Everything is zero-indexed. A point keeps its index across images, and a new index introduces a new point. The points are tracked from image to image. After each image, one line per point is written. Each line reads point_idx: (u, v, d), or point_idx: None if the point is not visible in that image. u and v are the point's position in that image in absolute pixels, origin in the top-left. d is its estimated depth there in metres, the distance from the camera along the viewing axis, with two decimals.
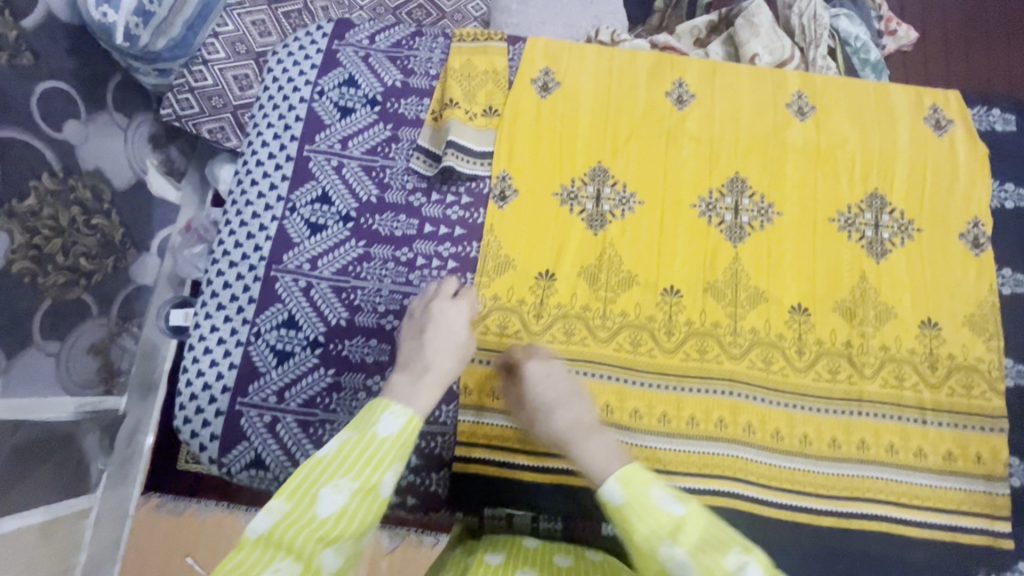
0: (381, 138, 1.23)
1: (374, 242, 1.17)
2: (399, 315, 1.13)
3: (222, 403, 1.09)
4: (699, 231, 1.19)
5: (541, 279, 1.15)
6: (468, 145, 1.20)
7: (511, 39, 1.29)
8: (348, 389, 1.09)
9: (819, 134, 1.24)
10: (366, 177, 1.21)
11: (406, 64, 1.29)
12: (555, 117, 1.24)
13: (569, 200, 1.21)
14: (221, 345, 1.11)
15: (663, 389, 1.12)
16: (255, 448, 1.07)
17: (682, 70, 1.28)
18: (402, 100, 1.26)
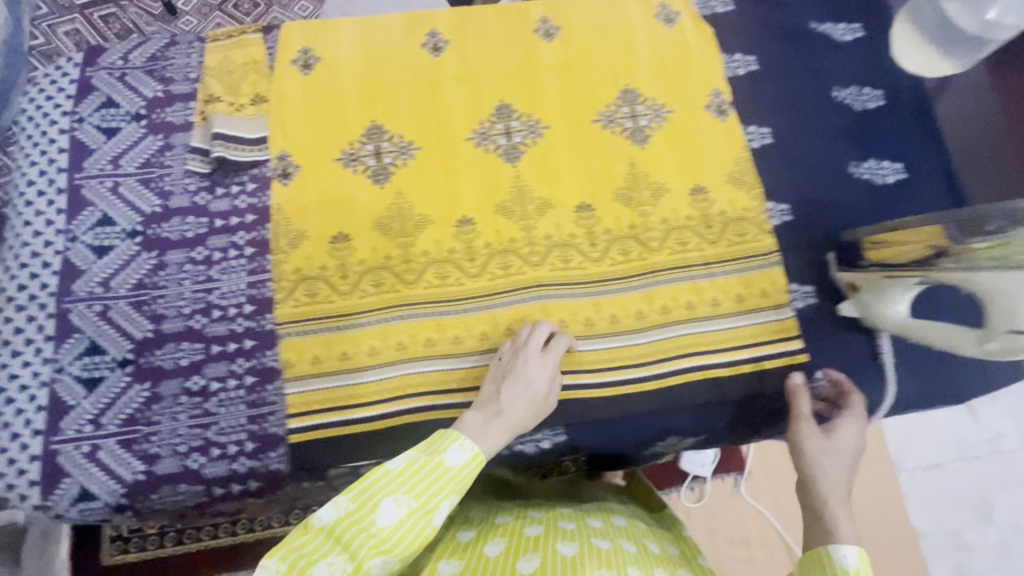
0: (154, 149, 0.96)
1: (166, 250, 0.92)
2: (208, 311, 0.90)
3: (34, 471, 0.82)
4: (674, 136, 0.99)
5: (462, 226, 0.94)
6: (237, 135, 0.96)
7: (268, 27, 1.03)
8: (169, 397, 0.86)
9: (738, 18, 1.06)
10: (146, 189, 0.95)
11: (164, 74, 1.00)
12: (372, 74, 1.00)
13: (354, 158, 0.97)
14: (16, 416, 0.84)
15: (756, 267, 0.94)
16: (79, 480, 0.82)
17: (531, 10, 1.06)
18: (167, 109, 0.98)
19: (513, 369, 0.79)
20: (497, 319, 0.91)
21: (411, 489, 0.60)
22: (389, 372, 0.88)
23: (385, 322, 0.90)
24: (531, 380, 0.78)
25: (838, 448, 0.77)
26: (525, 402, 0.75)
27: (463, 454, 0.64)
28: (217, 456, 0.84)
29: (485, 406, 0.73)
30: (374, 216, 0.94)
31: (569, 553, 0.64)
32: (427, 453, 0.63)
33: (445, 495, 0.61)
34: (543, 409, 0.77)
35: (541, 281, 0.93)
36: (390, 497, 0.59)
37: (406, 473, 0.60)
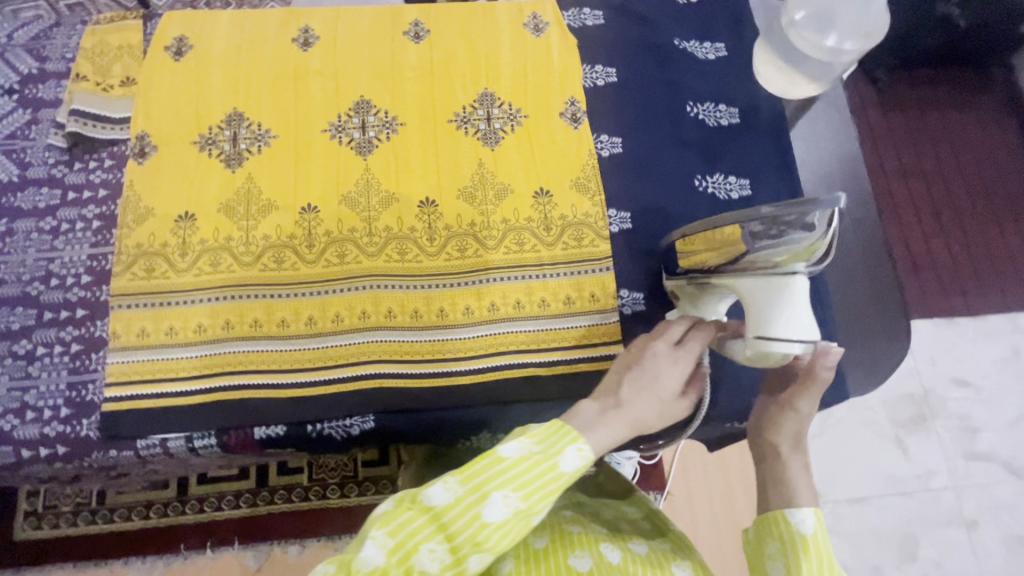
0: (21, 123, 1.00)
1: (16, 217, 0.95)
2: (47, 279, 0.93)
3: None
4: (525, 139, 1.02)
5: (306, 213, 0.97)
6: (98, 115, 1.00)
7: (148, 15, 1.07)
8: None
9: (605, 32, 1.10)
10: (7, 160, 0.98)
11: (42, 53, 1.04)
12: (240, 63, 1.04)
13: (210, 142, 1.00)
14: None
15: (589, 273, 0.95)
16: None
17: (407, 13, 1.10)
18: (40, 85, 1.03)
19: (638, 361, 0.76)
20: (326, 305, 0.93)
21: (520, 487, 0.61)
22: (212, 349, 0.90)
23: (215, 301, 0.92)
24: (657, 375, 0.75)
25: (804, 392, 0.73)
26: (655, 397, 0.73)
27: (577, 461, 0.64)
28: (31, 418, 0.86)
29: (601, 399, 0.72)
30: (220, 200, 0.97)
31: (539, 544, 0.76)
32: (541, 451, 0.63)
33: (549, 497, 0.62)
34: (671, 408, 0.75)
35: (375, 271, 0.95)
36: (499, 494, 0.60)
37: (518, 467, 0.61)
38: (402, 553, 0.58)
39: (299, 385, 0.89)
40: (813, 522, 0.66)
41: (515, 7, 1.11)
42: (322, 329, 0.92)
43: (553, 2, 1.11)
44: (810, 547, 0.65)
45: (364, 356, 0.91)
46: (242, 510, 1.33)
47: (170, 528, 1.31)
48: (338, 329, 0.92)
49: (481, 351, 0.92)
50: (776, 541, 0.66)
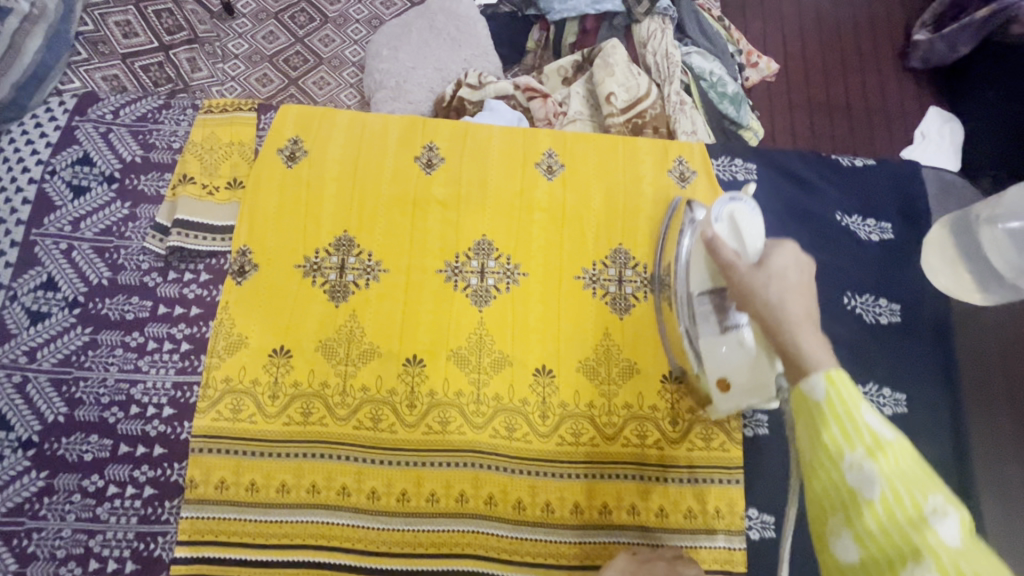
0: (118, 218, 0.93)
1: (101, 328, 0.88)
2: (126, 406, 0.85)
3: None
4: (656, 311, 0.92)
5: (411, 365, 0.88)
6: (200, 224, 0.92)
7: (263, 108, 0.99)
8: (63, 492, 0.81)
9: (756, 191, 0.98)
10: (99, 259, 0.91)
11: (148, 138, 0.97)
12: (356, 177, 0.95)
13: (316, 268, 0.91)
14: None
15: (716, 484, 0.85)
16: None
17: (540, 139, 1.00)
18: (142, 176, 0.95)
19: (647, 573, 0.73)
20: (422, 480, 0.84)
21: None
22: (296, 515, 0.82)
23: (303, 458, 0.84)
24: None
25: (777, 281, 0.61)
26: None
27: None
28: (93, 569, 0.79)
29: None
30: (318, 337, 0.89)
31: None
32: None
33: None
34: None
35: (478, 447, 0.85)
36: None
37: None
38: None
39: (384, 570, 0.81)
40: (827, 389, 0.51)
41: (660, 149, 1.00)
42: (416, 508, 0.83)
43: (702, 148, 1.01)
44: (833, 417, 0.50)
45: (458, 547, 0.82)
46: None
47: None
48: (432, 512, 0.83)
49: (585, 559, 0.82)
50: (799, 421, 0.53)
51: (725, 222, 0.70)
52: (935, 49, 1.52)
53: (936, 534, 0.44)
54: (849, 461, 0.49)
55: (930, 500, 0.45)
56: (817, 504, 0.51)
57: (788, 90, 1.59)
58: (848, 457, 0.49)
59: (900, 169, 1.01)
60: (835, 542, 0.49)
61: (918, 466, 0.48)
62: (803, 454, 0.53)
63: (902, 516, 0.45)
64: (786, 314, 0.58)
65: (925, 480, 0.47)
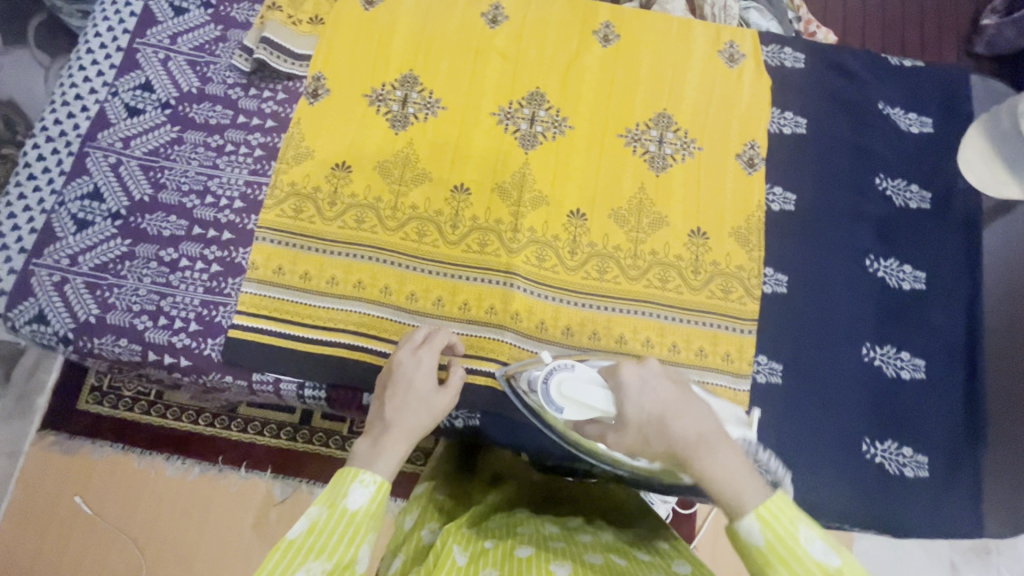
0: (210, 38, 1.02)
1: (188, 128, 0.98)
2: (203, 195, 0.95)
3: (7, 282, 0.89)
4: (689, 173, 0.97)
5: (457, 192, 0.96)
6: (283, 46, 1.00)
7: None
8: (142, 258, 0.91)
9: (802, 77, 1.02)
10: (190, 71, 1.01)
11: None
12: (426, 24, 1.03)
13: (381, 99, 0.99)
14: (14, 229, 0.92)
15: (734, 331, 0.90)
16: (39, 305, 0.88)
17: (599, 9, 1.06)
18: (235, 5, 1.05)
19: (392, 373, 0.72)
20: (457, 290, 0.92)
21: (323, 551, 0.54)
22: (341, 305, 0.90)
23: (354, 258, 0.92)
24: (411, 379, 0.71)
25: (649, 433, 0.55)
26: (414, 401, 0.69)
27: (365, 493, 0.57)
28: (161, 325, 0.89)
29: (372, 427, 0.65)
30: (376, 159, 0.97)
31: (459, 560, 0.60)
32: (327, 502, 0.56)
33: (361, 540, 0.55)
34: (440, 400, 0.71)
35: (512, 269, 0.92)
36: (299, 571, 0.52)
37: (311, 537, 0.54)
38: None
39: None
40: (768, 535, 0.48)
41: (714, 31, 1.05)
42: (449, 313, 0.91)
43: (754, 33, 1.04)
44: (782, 560, 0.47)
45: (483, 351, 0.90)
46: (280, 440, 1.21)
47: (209, 439, 1.21)
48: (463, 317, 0.91)
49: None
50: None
51: (570, 404, 0.62)
52: (1003, 34, 1.34)
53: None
54: None
55: None
56: None
57: None
58: None
59: (949, 71, 1.03)
60: None
61: None
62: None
63: None
64: (677, 446, 0.52)
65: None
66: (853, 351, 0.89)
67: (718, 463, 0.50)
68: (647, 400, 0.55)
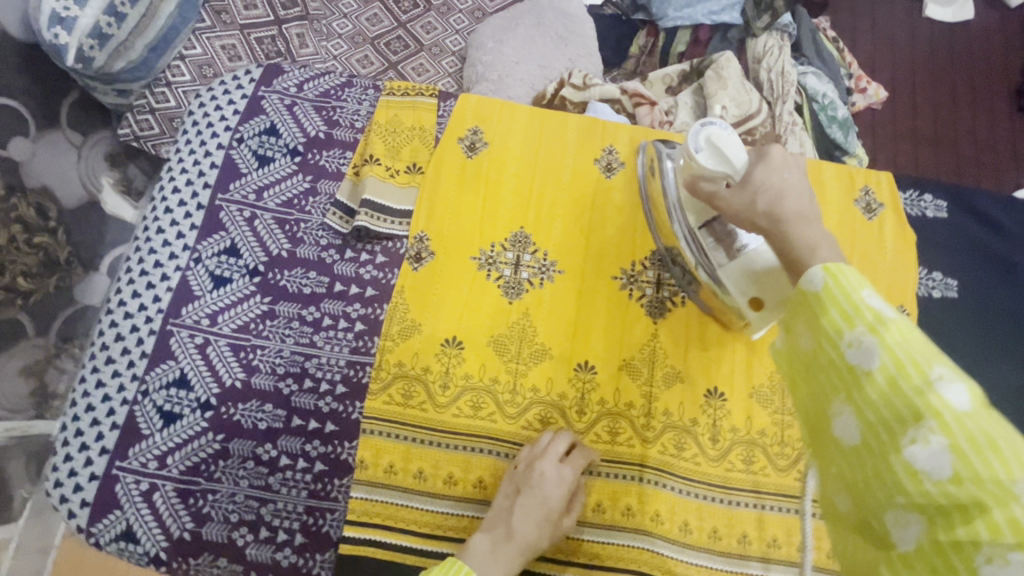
0: (299, 191, 0.93)
1: (280, 299, 0.88)
2: (300, 379, 0.85)
3: (88, 492, 0.80)
4: None
5: (582, 370, 0.87)
6: (386, 206, 0.91)
7: (444, 94, 0.99)
8: (237, 458, 0.82)
9: (943, 228, 0.94)
10: (279, 231, 0.91)
11: (332, 115, 0.97)
12: (536, 172, 0.95)
13: (491, 261, 0.90)
14: (94, 425, 0.83)
15: None
16: (127, 519, 0.79)
17: None
18: (325, 152, 0.95)
19: (528, 481, 0.78)
20: (589, 489, 0.83)
21: None
22: (460, 509, 0.81)
23: (473, 452, 0.83)
24: (546, 492, 0.77)
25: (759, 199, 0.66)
26: (540, 519, 0.76)
27: None
28: (263, 539, 0.79)
29: (494, 527, 0.76)
30: (490, 333, 0.88)
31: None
32: None
33: None
34: (559, 523, 0.77)
35: (646, 463, 0.84)
36: None
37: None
38: None
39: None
40: (826, 280, 0.49)
41: (846, 175, 0.96)
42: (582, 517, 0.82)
43: (891, 178, 0.96)
44: (831, 301, 0.48)
45: (620, 561, 0.81)
46: None
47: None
48: (591, 522, 0.82)
49: None
50: (792, 319, 0.52)
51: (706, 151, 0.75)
52: None
53: (942, 397, 0.40)
54: (847, 339, 0.46)
55: (935, 369, 0.42)
56: (822, 383, 0.49)
57: (904, 117, 1.53)
58: (847, 336, 0.46)
59: None
60: (840, 425, 0.46)
61: (926, 343, 0.44)
62: (803, 350, 0.51)
63: (907, 386, 0.42)
64: (776, 208, 0.64)
65: (932, 350, 0.43)
66: None
67: (800, 228, 0.60)
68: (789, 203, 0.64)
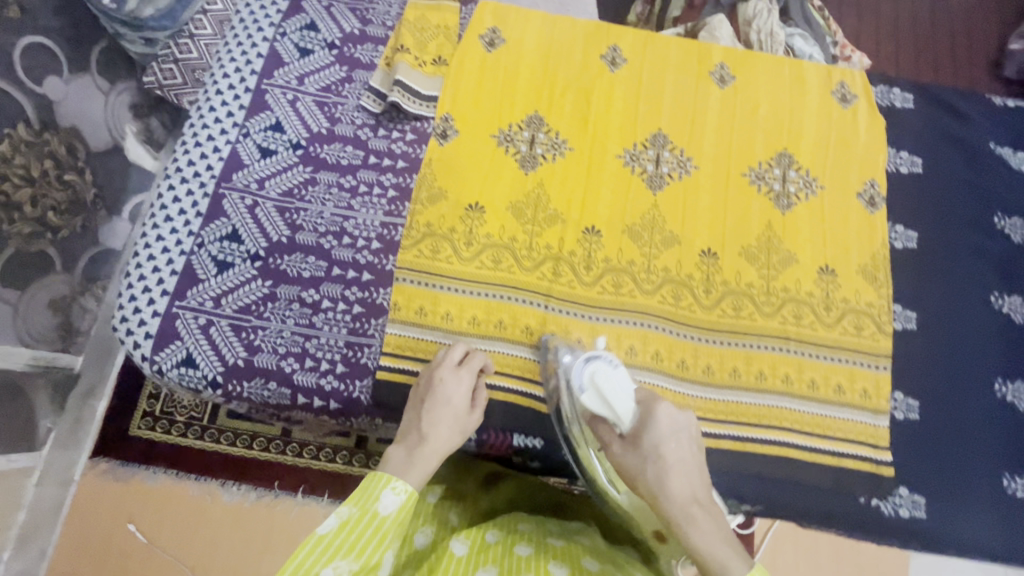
0: (336, 78, 1.04)
1: (320, 169, 0.99)
2: (340, 236, 0.96)
3: (152, 326, 0.89)
4: (815, 212, 0.99)
5: (590, 232, 0.97)
6: (415, 90, 1.01)
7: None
8: (284, 299, 0.92)
9: (912, 117, 1.06)
10: (319, 112, 1.02)
11: (364, 15, 1.08)
12: (548, 65, 1.06)
13: (509, 139, 1.01)
14: (155, 272, 0.92)
15: (872, 368, 0.91)
16: (187, 347, 0.88)
17: (714, 52, 1.09)
18: (359, 46, 1.06)
19: (431, 392, 0.80)
20: (596, 331, 0.93)
21: (351, 552, 0.59)
22: (484, 345, 0.92)
23: (494, 298, 0.93)
24: (449, 398, 0.80)
25: (655, 468, 0.66)
26: (448, 420, 0.78)
27: (396, 500, 0.64)
28: (309, 367, 0.89)
29: (407, 435, 0.75)
30: (508, 199, 0.98)
31: (458, 552, 0.70)
32: (361, 506, 0.62)
33: (387, 546, 0.62)
34: (467, 422, 0.81)
35: (647, 310, 0.94)
36: (328, 568, 0.56)
37: (341, 535, 0.59)
38: None
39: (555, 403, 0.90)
40: None
41: (824, 71, 1.08)
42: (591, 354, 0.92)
43: (863, 74, 1.08)
44: None
45: None
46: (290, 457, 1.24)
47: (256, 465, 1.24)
48: None
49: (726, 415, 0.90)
50: None
51: (596, 391, 0.74)
52: None
53: None
54: None
55: None
56: None
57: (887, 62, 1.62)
58: None
59: None
60: None
61: None
62: None
63: None
64: (669, 502, 0.64)
65: None
66: (986, 385, 0.92)
67: (694, 528, 0.61)
68: (668, 449, 0.67)
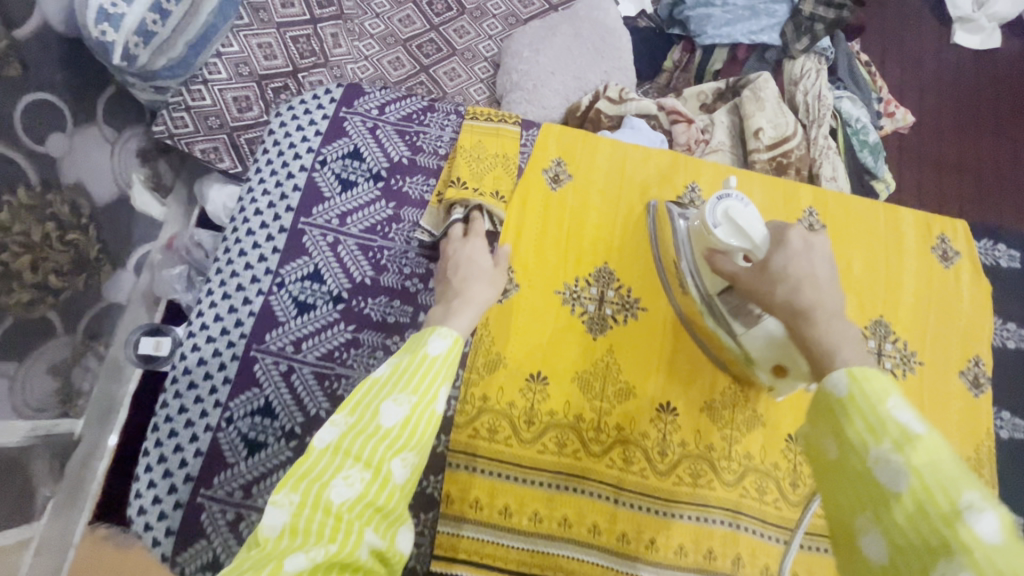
0: (383, 217, 0.93)
1: (364, 327, 0.87)
2: None
3: (173, 519, 0.79)
4: (915, 394, 0.89)
5: (665, 410, 0.87)
6: None
7: (526, 123, 1.00)
8: None
9: None
10: (363, 257, 0.90)
11: (415, 141, 0.98)
12: (619, 205, 0.95)
13: (575, 297, 0.90)
14: (176, 451, 0.82)
15: None
16: (213, 549, 0.78)
17: (801, 195, 0.98)
18: (407, 178, 0.96)
19: (453, 256, 0.85)
20: (671, 531, 0.83)
21: (407, 386, 0.61)
22: (546, 546, 0.82)
23: (558, 489, 0.84)
24: (472, 257, 0.85)
25: (780, 285, 0.68)
26: (479, 273, 0.82)
27: (442, 343, 0.66)
28: None
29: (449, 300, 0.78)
30: (575, 369, 0.88)
31: None
32: (413, 353, 0.65)
33: (442, 381, 0.63)
34: (496, 278, 0.84)
35: (728, 506, 0.84)
36: (388, 400, 0.60)
37: (393, 376, 0.63)
38: (359, 410, 0.59)
39: None
40: (849, 387, 0.52)
41: (922, 223, 0.97)
42: (666, 561, 0.82)
43: (967, 227, 0.98)
44: (856, 411, 0.51)
45: None
46: None
47: None
48: (678, 566, 0.82)
49: None
50: (817, 419, 0.55)
51: (726, 224, 0.75)
52: None
53: (971, 529, 0.40)
54: (875, 455, 0.48)
55: (965, 497, 0.42)
56: (847, 502, 0.50)
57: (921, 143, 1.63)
58: (873, 453, 0.48)
59: None
60: (864, 539, 0.47)
61: (956, 464, 0.45)
62: (829, 454, 0.53)
63: (935, 509, 0.43)
64: (794, 303, 0.66)
65: (958, 476, 0.44)
66: None
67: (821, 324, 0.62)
68: (796, 267, 0.68)
